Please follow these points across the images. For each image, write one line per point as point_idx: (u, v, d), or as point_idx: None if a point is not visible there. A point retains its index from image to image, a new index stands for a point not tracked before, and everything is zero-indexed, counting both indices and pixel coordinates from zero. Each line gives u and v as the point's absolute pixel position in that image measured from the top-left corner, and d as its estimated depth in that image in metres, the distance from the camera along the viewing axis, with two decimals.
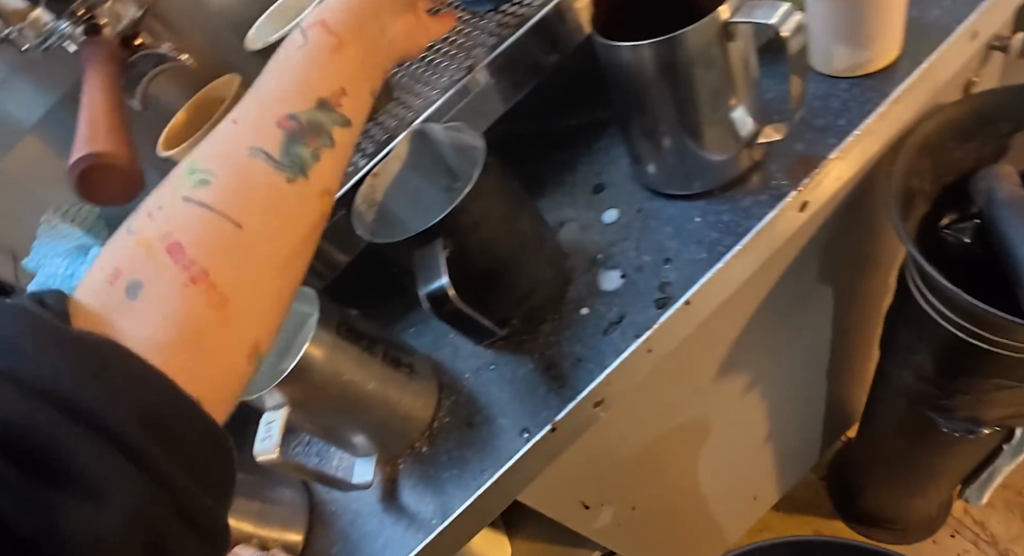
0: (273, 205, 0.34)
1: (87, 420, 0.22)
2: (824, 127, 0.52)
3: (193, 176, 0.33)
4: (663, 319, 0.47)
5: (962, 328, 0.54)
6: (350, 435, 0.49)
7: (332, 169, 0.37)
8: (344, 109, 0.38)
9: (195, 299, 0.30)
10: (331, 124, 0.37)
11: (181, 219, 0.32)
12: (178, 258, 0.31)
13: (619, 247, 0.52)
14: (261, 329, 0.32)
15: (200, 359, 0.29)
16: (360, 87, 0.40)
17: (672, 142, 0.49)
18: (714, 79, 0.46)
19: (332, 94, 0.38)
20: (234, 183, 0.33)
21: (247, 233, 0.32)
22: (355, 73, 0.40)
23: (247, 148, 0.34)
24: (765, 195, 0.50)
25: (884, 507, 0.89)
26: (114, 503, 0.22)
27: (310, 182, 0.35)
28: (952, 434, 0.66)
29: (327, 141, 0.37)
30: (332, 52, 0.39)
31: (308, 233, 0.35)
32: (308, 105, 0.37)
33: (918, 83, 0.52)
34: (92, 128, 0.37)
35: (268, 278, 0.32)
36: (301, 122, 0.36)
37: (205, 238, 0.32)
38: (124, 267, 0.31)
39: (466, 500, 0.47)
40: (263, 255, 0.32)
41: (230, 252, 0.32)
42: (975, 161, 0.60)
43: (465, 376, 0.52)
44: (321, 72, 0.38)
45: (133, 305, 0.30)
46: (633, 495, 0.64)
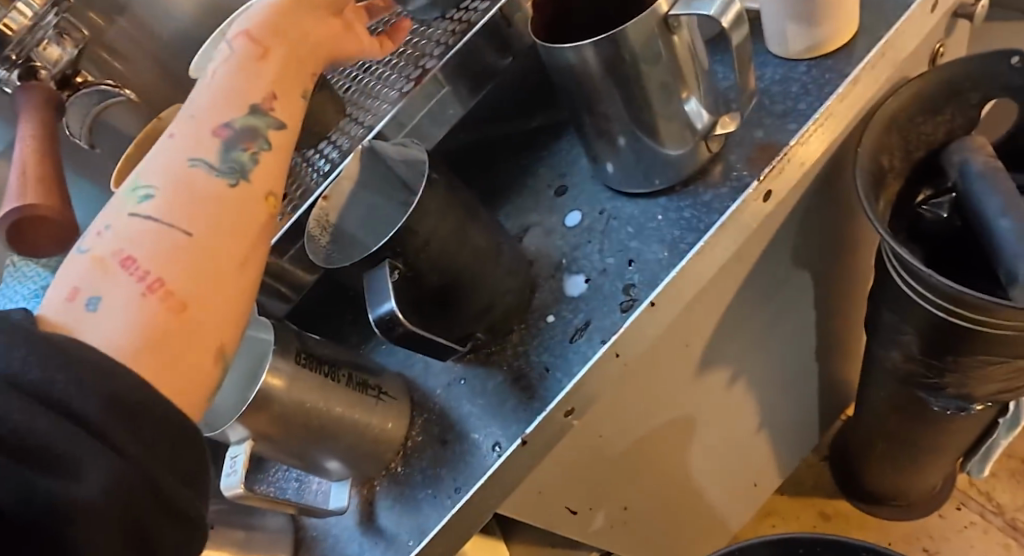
0: (222, 209, 0.31)
1: (61, 407, 0.23)
2: (784, 113, 0.50)
3: (136, 190, 0.30)
4: (628, 323, 0.46)
5: (940, 306, 0.52)
6: (323, 461, 0.48)
7: (279, 168, 0.34)
8: (278, 112, 0.35)
9: (152, 309, 0.27)
10: (267, 128, 0.34)
11: (130, 231, 0.29)
12: (131, 270, 0.28)
13: (583, 250, 0.51)
14: (228, 332, 0.30)
15: (164, 371, 0.27)
16: (293, 92, 0.36)
17: (626, 140, 0.48)
18: (662, 73, 0.45)
19: (262, 99, 0.34)
20: (178, 191, 0.30)
21: (197, 239, 0.29)
22: (286, 79, 0.36)
23: (184, 156, 0.31)
24: (726, 186, 0.49)
25: (888, 485, 0.88)
26: (90, 482, 0.22)
27: (254, 185, 0.32)
28: (945, 412, 0.65)
29: (264, 143, 0.33)
30: (258, 55, 0.35)
31: (260, 234, 0.32)
32: (240, 109, 0.34)
33: (878, 59, 0.50)
34: (21, 182, 0.39)
35: (226, 284, 0.29)
36: (236, 129, 0.33)
37: (155, 248, 0.28)
38: (78, 285, 0.28)
39: (441, 519, 0.46)
40: (216, 260, 0.29)
41: (183, 258, 0.29)
42: (948, 133, 0.58)
43: (436, 392, 0.51)
44: (249, 73, 0.35)
45: (88, 324, 0.27)
46: (623, 496, 0.63)
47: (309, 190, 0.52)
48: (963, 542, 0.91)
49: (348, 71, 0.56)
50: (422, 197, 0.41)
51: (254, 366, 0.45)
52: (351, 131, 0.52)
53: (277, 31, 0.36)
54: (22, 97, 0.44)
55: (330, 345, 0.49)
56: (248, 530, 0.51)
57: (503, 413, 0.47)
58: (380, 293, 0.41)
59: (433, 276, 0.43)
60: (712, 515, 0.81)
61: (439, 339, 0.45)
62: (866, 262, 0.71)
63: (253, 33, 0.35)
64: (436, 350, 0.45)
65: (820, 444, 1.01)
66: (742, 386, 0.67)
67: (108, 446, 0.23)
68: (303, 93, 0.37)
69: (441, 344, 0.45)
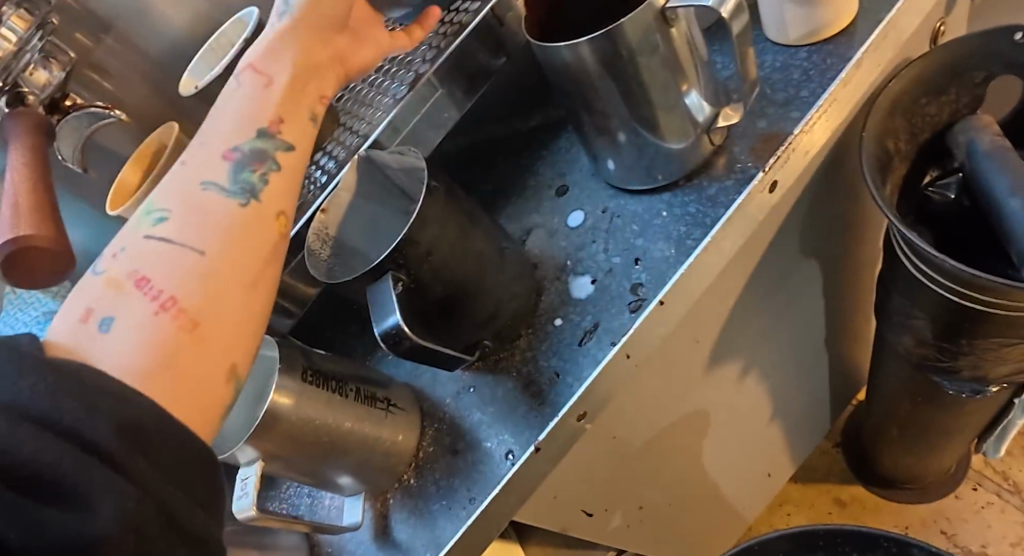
0: (233, 229, 0.30)
1: (71, 435, 0.22)
2: (786, 101, 0.49)
3: (151, 212, 0.30)
4: (637, 324, 0.45)
5: (952, 289, 0.52)
6: (335, 477, 0.47)
7: (292, 189, 0.33)
8: (288, 134, 0.33)
9: (165, 330, 0.26)
10: (276, 150, 0.32)
11: (143, 253, 0.28)
12: (144, 290, 0.27)
13: (587, 250, 0.50)
14: (240, 355, 0.28)
15: (175, 394, 0.26)
16: (307, 110, 0.34)
17: (627, 136, 0.47)
18: (661, 67, 0.44)
19: (272, 121, 0.33)
20: (191, 212, 0.29)
21: (208, 260, 0.28)
22: (299, 100, 0.34)
23: (197, 180, 0.31)
24: (731, 179, 0.48)
25: (903, 468, 0.87)
26: (100, 516, 0.21)
27: (265, 206, 0.31)
28: (959, 395, 0.64)
29: (275, 164, 0.32)
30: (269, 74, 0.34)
31: (272, 255, 0.31)
32: (250, 131, 0.32)
33: (879, 42, 0.50)
34: (13, 212, 0.38)
35: (238, 308, 0.28)
36: (246, 151, 0.32)
37: (167, 270, 0.28)
38: (91, 305, 0.27)
39: (457, 531, 0.45)
40: (227, 282, 0.28)
41: (194, 280, 0.28)
42: (953, 113, 0.57)
43: (446, 402, 0.50)
44: (262, 93, 0.33)
45: (98, 345, 0.26)
46: (638, 495, 0.63)
47: (307, 203, 0.51)
48: (980, 522, 0.90)
49: (342, 81, 0.55)
50: (422, 206, 0.41)
51: (263, 385, 0.45)
52: (347, 140, 0.51)
53: (287, 48, 0.34)
54: (10, 123, 0.43)
55: (335, 360, 0.48)
56: (262, 549, 0.51)
57: (515, 419, 0.47)
58: (383, 308, 0.40)
59: (437, 286, 0.42)
60: (728, 507, 0.81)
61: (445, 350, 0.44)
62: (873, 247, 0.70)
63: (261, 55, 0.34)
64: (442, 361, 0.45)
65: (832, 430, 1.00)
66: (754, 378, 0.66)
67: (120, 475, 0.22)
68: (319, 111, 0.35)
69: (447, 355, 0.44)
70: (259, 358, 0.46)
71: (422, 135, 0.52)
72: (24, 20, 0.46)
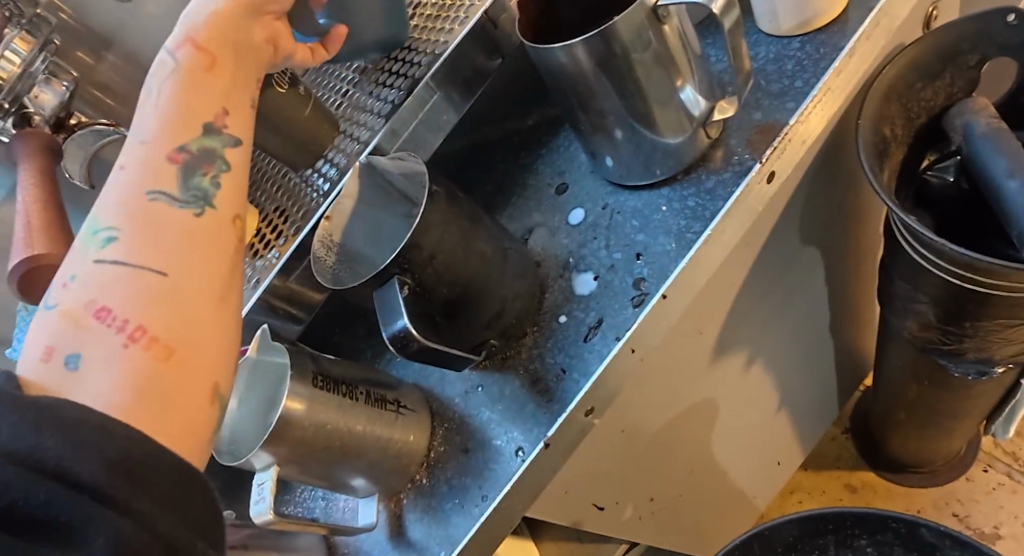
0: (192, 243, 0.30)
1: (57, 475, 0.22)
2: (782, 92, 0.50)
3: (97, 232, 0.29)
4: (640, 319, 0.46)
5: (953, 273, 0.52)
6: (349, 479, 0.48)
7: (241, 188, 0.33)
8: (233, 128, 0.33)
9: (141, 359, 0.27)
10: (222, 147, 0.32)
11: (101, 278, 0.28)
12: (109, 320, 0.27)
13: (589, 247, 0.51)
14: (219, 369, 0.29)
15: (161, 420, 0.26)
16: (244, 99, 0.34)
17: (623, 132, 0.48)
18: (655, 63, 0.44)
19: (214, 116, 0.32)
20: (144, 231, 0.29)
21: (172, 279, 0.28)
22: (234, 87, 0.33)
23: (142, 190, 0.30)
24: (728, 171, 0.49)
25: (912, 451, 0.87)
26: (95, 547, 0.22)
27: (219, 212, 0.31)
28: (965, 377, 0.65)
29: (222, 164, 0.32)
30: (206, 65, 0.32)
31: (233, 261, 0.31)
32: (193, 129, 0.31)
33: (871, 30, 0.50)
34: (26, 232, 0.39)
35: (210, 322, 0.29)
36: (190, 153, 0.31)
37: (131, 294, 0.28)
38: (55, 339, 0.27)
39: (471, 528, 0.46)
40: (197, 299, 0.29)
41: (162, 303, 0.28)
42: (949, 96, 0.58)
43: (455, 401, 0.51)
44: (198, 86, 0.32)
45: (73, 381, 0.26)
46: (649, 486, 0.63)
47: (311, 211, 0.52)
48: (992, 503, 0.91)
49: (337, 88, 0.55)
50: (424, 210, 0.41)
51: (275, 390, 0.46)
52: (347, 148, 0.52)
53: (210, 29, 0.33)
54: (18, 144, 0.44)
55: (344, 364, 0.49)
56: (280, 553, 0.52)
57: (524, 417, 0.47)
58: (391, 310, 0.41)
59: (440, 287, 0.43)
60: (739, 496, 0.81)
61: (450, 351, 0.44)
62: (874, 233, 0.71)
63: (191, 37, 0.32)
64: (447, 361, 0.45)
65: (841, 416, 1.00)
66: (760, 367, 0.66)
67: (112, 508, 0.23)
68: (252, 99, 0.35)
69: (452, 356, 0.45)
70: (269, 362, 0.47)
71: (421, 139, 0.53)
72: (27, 41, 0.46)
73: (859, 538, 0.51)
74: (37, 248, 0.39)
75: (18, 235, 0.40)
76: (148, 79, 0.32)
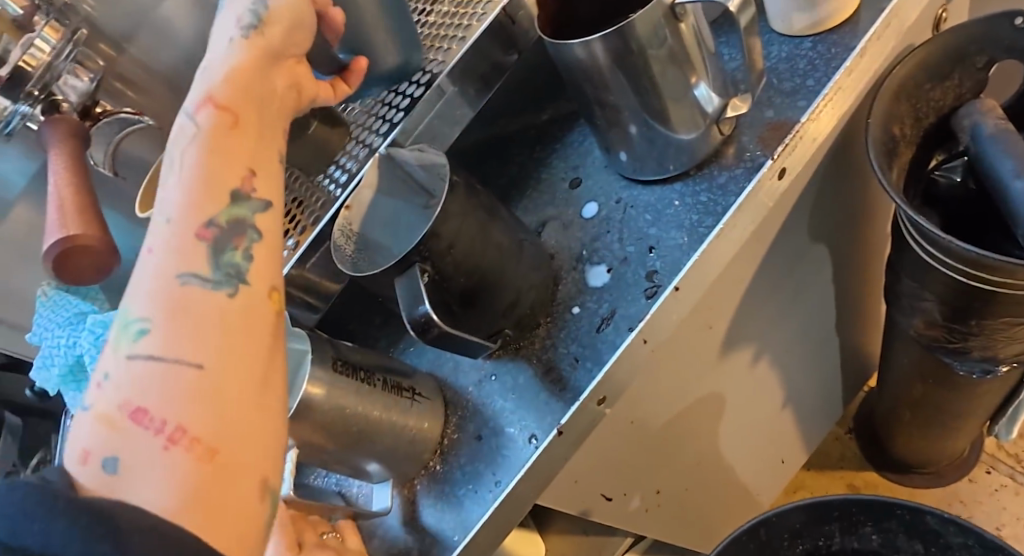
0: (229, 327, 0.28)
1: None
2: (793, 90, 0.51)
3: (127, 323, 0.28)
4: (653, 310, 0.46)
5: (959, 271, 0.53)
6: (364, 464, 0.49)
7: (272, 256, 0.32)
8: (262, 191, 0.32)
9: (185, 464, 0.26)
10: (253, 215, 0.31)
11: (134, 378, 0.27)
12: (145, 423, 0.26)
13: (602, 240, 0.52)
14: (267, 461, 0.28)
15: (211, 523, 0.25)
16: (270, 156, 0.33)
17: (638, 128, 0.49)
18: (671, 60, 0.45)
19: (242, 180, 0.31)
20: (178, 319, 0.28)
21: (209, 373, 0.27)
22: (261, 146, 0.33)
23: (174, 273, 0.29)
24: (740, 167, 0.49)
25: (916, 451, 0.88)
26: None
27: (254, 288, 0.30)
28: (970, 375, 0.65)
29: (254, 234, 0.31)
30: (229, 124, 0.32)
31: (272, 339, 0.30)
32: (222, 198, 0.31)
33: (881, 31, 0.51)
34: (60, 213, 0.40)
35: (254, 414, 0.28)
36: (221, 226, 0.30)
37: (168, 394, 0.26)
38: (91, 446, 0.26)
39: (484, 513, 0.47)
40: (237, 392, 0.28)
41: (201, 402, 0.27)
42: (957, 98, 0.59)
43: (468, 390, 0.52)
44: (223, 149, 0.31)
45: (115, 490, 0.25)
46: (656, 479, 0.64)
47: (330, 200, 0.53)
48: (995, 504, 0.91)
49: None
50: (444, 200, 0.42)
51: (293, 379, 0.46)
52: (364, 142, 0.53)
53: (229, 87, 0.32)
54: (47, 130, 0.45)
55: (362, 351, 0.50)
56: None
57: (537, 405, 0.48)
58: (412, 298, 0.42)
59: (457, 277, 0.43)
60: (744, 492, 0.82)
61: (466, 339, 0.45)
62: (882, 233, 0.71)
63: (211, 94, 0.32)
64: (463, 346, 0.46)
65: (845, 416, 1.01)
66: (768, 364, 0.67)
67: None
68: (279, 157, 0.34)
69: (470, 343, 0.46)
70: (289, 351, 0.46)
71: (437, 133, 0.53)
72: (56, 31, 0.47)
73: (864, 525, 0.51)
74: (70, 230, 0.40)
75: (51, 215, 0.41)
76: (171, 148, 0.31)
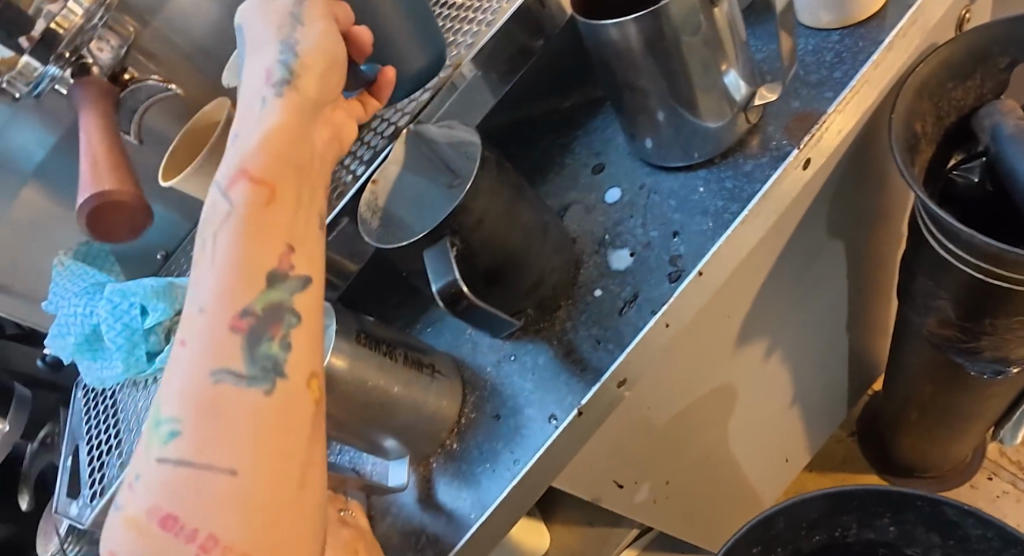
0: (262, 426, 0.29)
1: None
2: (820, 82, 0.51)
3: (159, 422, 0.28)
4: (677, 293, 0.47)
5: (978, 268, 0.53)
6: (381, 439, 0.49)
7: (312, 338, 0.32)
8: (299, 269, 0.32)
9: None
10: (290, 298, 0.31)
11: (163, 482, 0.27)
12: (177, 530, 0.27)
13: (625, 225, 0.52)
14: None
15: None
16: (308, 229, 0.33)
17: (665, 115, 0.49)
18: (702, 46, 0.45)
19: (279, 260, 0.31)
20: (211, 421, 0.28)
21: (241, 478, 0.27)
22: (299, 220, 0.33)
23: (209, 370, 0.29)
24: (766, 156, 0.50)
25: (919, 454, 0.89)
26: None
27: (291, 379, 0.30)
28: (980, 376, 0.66)
29: (291, 318, 0.31)
30: (265, 200, 0.32)
31: (309, 433, 0.30)
32: (258, 283, 0.31)
33: (909, 27, 0.51)
34: (93, 170, 0.40)
35: (289, 514, 0.28)
36: (256, 315, 0.30)
37: (200, 503, 0.27)
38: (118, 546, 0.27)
39: (501, 492, 0.47)
40: (269, 491, 0.28)
41: (234, 507, 0.27)
42: (978, 98, 0.59)
43: (487, 370, 0.52)
44: (259, 228, 0.31)
45: None
46: (665, 469, 0.64)
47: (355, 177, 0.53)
48: (996, 510, 0.92)
49: None
50: (475, 175, 0.42)
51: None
52: (389, 120, 0.53)
53: (263, 158, 0.32)
54: (78, 91, 0.45)
55: (383, 326, 0.50)
56: None
57: (556, 386, 0.48)
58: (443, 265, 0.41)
59: (485, 248, 0.43)
60: (749, 488, 0.82)
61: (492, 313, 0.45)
62: (897, 233, 0.72)
63: (246, 167, 0.32)
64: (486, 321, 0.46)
65: (848, 419, 1.02)
66: (780, 359, 0.67)
67: None
68: (315, 228, 0.34)
69: (496, 317, 0.45)
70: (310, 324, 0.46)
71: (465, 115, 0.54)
72: None
73: (882, 517, 0.52)
74: (101, 186, 0.40)
75: (83, 171, 0.41)
76: (204, 229, 0.32)
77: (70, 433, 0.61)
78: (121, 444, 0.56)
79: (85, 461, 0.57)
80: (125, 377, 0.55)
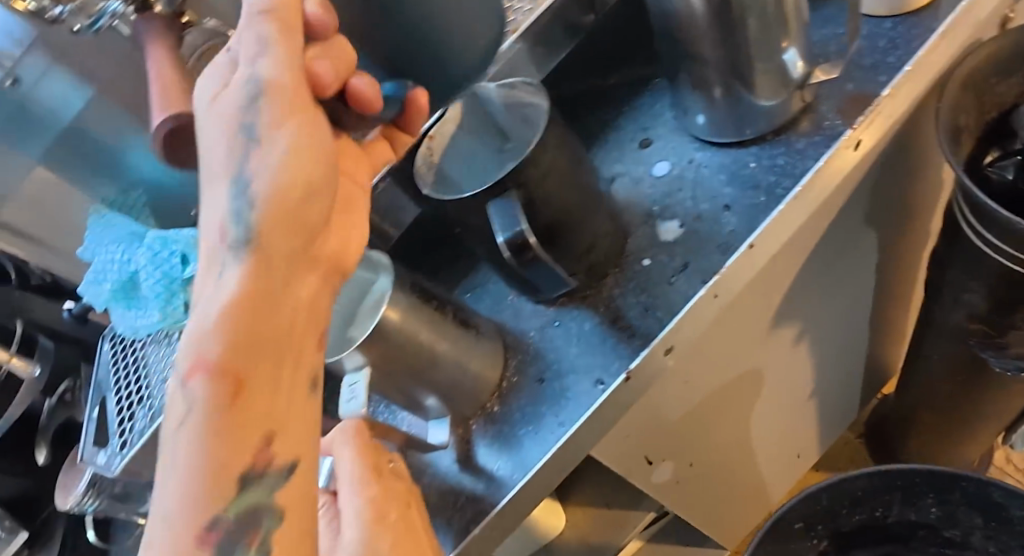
0: None
1: None
2: (873, 66, 0.52)
3: None
4: (729, 263, 0.47)
5: (1015, 259, 0.54)
6: (423, 397, 0.49)
7: (298, 522, 0.30)
8: (282, 455, 0.29)
9: None
10: (271, 493, 0.28)
11: None
12: None
13: (675, 197, 0.52)
14: None
15: None
16: (291, 410, 0.29)
17: (722, 90, 0.50)
18: (766, 21, 0.46)
19: (258, 451, 0.28)
20: None
21: None
22: (279, 400, 0.29)
23: None
24: (819, 135, 0.50)
25: (928, 457, 0.90)
26: None
27: None
28: (1003, 373, 0.66)
29: (269, 521, 0.28)
30: (230, 394, 0.27)
31: None
32: (229, 488, 0.27)
33: (962, 17, 0.52)
34: (161, 85, 0.37)
35: None
36: (228, 526, 0.27)
37: None
38: None
39: (545, 453, 0.47)
40: None
41: None
42: (1018, 96, 0.60)
43: (530, 335, 0.52)
44: (224, 430, 0.27)
45: None
46: (691, 450, 0.64)
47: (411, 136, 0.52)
48: None
49: None
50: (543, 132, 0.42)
51: (363, 305, 0.46)
52: None
53: (229, 344, 0.27)
54: None
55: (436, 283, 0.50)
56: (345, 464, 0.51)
57: (604, 351, 0.48)
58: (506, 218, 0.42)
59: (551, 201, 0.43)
60: (762, 479, 0.82)
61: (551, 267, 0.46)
62: (925, 231, 0.72)
63: (210, 349, 0.27)
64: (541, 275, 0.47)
65: (856, 421, 1.02)
66: (808, 347, 0.68)
67: None
68: (305, 395, 0.30)
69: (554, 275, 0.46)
70: (356, 278, 0.47)
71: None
72: None
73: (925, 497, 0.54)
74: (174, 109, 0.37)
75: (151, 91, 0.38)
76: (167, 418, 0.27)
77: (96, 385, 0.60)
78: (152, 395, 0.55)
79: (112, 411, 0.56)
80: (158, 326, 0.54)
